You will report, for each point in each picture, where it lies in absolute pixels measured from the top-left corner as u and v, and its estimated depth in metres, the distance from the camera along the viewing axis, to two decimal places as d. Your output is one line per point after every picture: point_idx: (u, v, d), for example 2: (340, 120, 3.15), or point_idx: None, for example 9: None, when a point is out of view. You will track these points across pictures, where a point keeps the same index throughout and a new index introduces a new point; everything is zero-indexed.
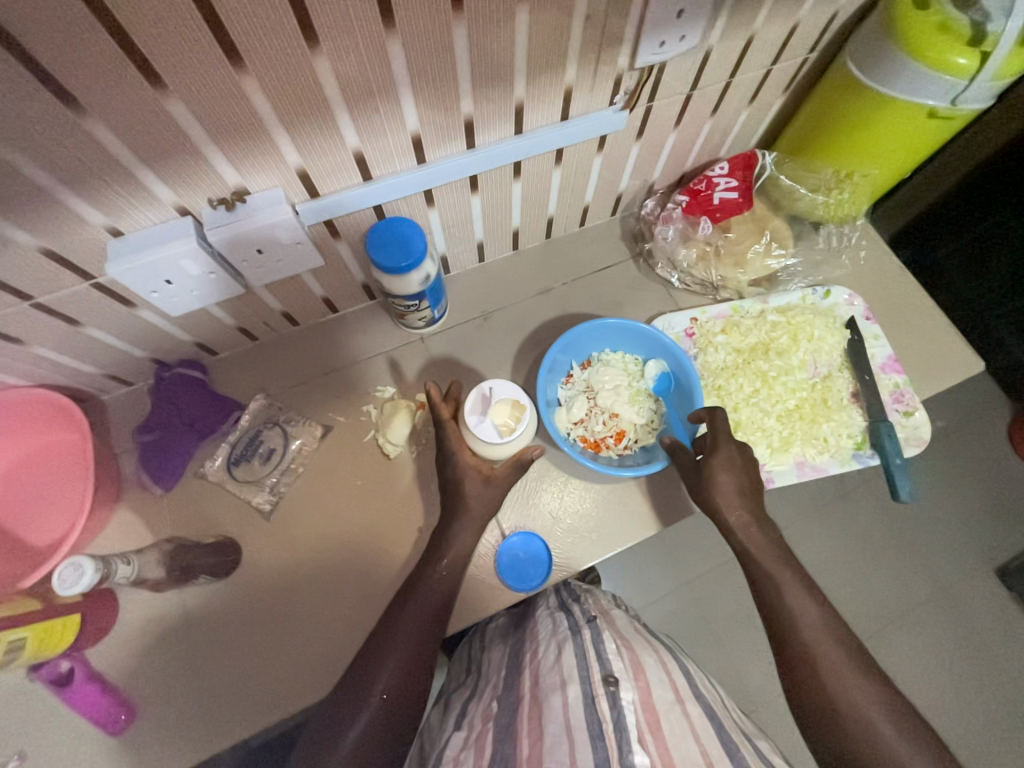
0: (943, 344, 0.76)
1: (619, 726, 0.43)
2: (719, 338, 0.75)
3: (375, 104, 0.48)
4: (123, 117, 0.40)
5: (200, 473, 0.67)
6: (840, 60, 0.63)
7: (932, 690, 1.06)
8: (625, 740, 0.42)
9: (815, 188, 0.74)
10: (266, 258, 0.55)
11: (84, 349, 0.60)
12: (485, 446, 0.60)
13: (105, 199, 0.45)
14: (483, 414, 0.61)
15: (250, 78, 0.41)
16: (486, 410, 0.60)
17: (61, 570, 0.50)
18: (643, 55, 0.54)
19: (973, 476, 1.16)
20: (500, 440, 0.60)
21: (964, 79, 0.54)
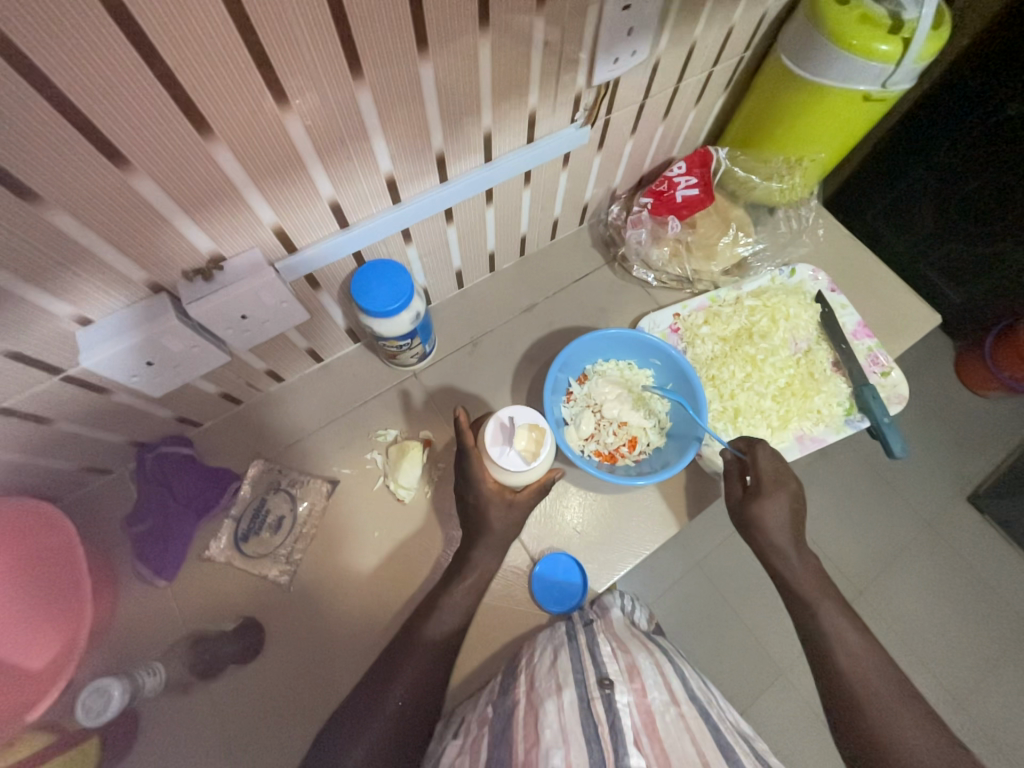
0: (903, 304, 0.81)
1: (614, 730, 0.43)
2: (704, 330, 0.78)
3: (348, 152, 0.47)
4: (85, 201, 0.37)
5: (206, 556, 0.63)
6: (773, 56, 0.67)
7: (940, 623, 1.12)
8: (621, 742, 0.42)
9: (769, 176, 0.78)
10: (251, 322, 0.53)
11: (56, 444, 0.55)
12: (509, 473, 0.59)
13: (70, 287, 0.42)
14: (506, 443, 0.59)
15: (219, 143, 0.39)
16: (509, 440, 0.58)
17: (87, 697, 0.52)
18: (600, 73, 0.55)
19: (938, 417, 1.24)
20: (526, 468, 0.58)
21: (891, 64, 0.58)
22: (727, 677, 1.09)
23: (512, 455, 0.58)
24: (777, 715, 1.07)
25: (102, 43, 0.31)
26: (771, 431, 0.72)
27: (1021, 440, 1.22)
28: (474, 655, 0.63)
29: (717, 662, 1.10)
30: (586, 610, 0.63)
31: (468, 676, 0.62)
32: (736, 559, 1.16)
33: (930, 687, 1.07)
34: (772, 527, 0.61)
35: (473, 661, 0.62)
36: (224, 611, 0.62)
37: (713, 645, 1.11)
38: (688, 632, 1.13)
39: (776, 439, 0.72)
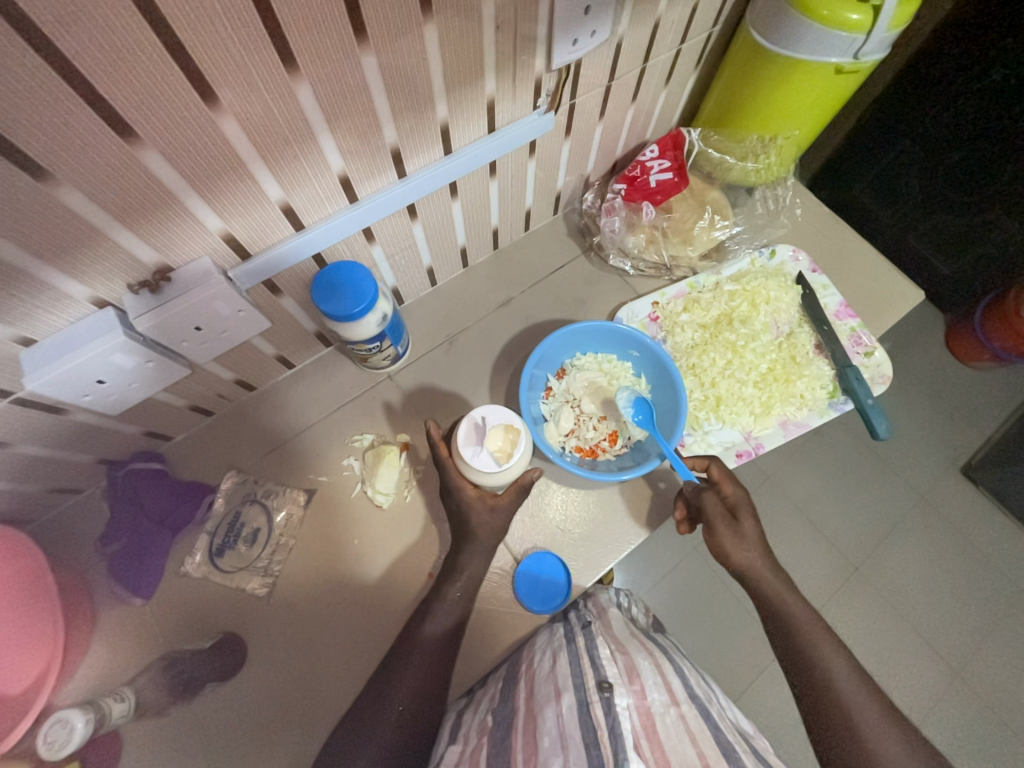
0: (885, 281, 0.80)
1: (613, 732, 0.42)
2: (683, 318, 0.76)
3: (294, 152, 0.44)
4: (8, 219, 0.35)
5: (181, 572, 0.62)
6: (743, 30, 0.65)
7: (934, 596, 1.12)
8: (620, 747, 0.41)
9: (744, 155, 0.75)
10: (207, 333, 0.51)
11: (17, 468, 0.53)
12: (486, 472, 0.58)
13: (6, 309, 0.40)
14: (480, 445, 0.57)
15: (148, 149, 0.37)
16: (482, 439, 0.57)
17: (48, 730, 0.49)
18: (559, 55, 0.53)
19: (927, 391, 1.24)
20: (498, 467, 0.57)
21: (861, 34, 0.56)
22: (724, 660, 1.10)
23: (487, 457, 0.57)
24: (778, 696, 1.07)
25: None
26: (753, 418, 0.71)
27: (1010, 409, 1.21)
28: (462, 658, 0.62)
29: (714, 646, 1.11)
30: (581, 609, 0.63)
31: (457, 679, 0.62)
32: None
33: (926, 660, 1.08)
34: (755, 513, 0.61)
35: (462, 663, 0.62)
36: (204, 627, 0.61)
37: (711, 630, 1.12)
38: (684, 618, 1.13)
39: (759, 426, 0.71)
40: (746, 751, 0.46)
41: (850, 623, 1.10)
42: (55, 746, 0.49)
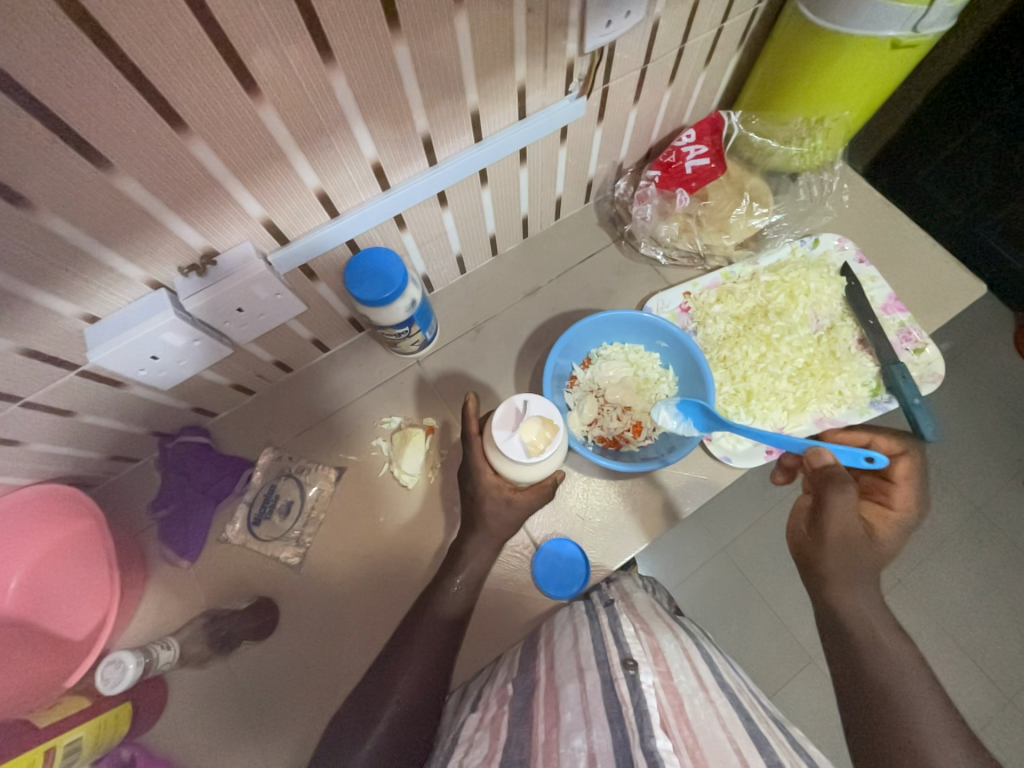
0: (941, 273, 0.75)
1: (639, 711, 0.42)
2: (716, 309, 0.74)
3: (329, 141, 0.46)
4: (75, 204, 0.39)
5: (223, 538, 0.66)
6: (791, 5, 0.61)
7: (982, 611, 1.05)
8: (646, 724, 0.40)
9: (787, 139, 0.72)
10: (248, 314, 0.54)
11: (82, 436, 0.59)
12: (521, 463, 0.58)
13: (72, 289, 0.44)
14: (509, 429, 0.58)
15: (197, 139, 0.40)
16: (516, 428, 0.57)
17: (104, 669, 0.52)
18: (592, 38, 0.52)
19: (988, 394, 1.15)
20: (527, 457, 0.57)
21: (922, 5, 0.52)
22: (749, 663, 1.07)
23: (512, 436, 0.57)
24: (803, 701, 1.04)
25: (65, 44, 0.31)
26: (786, 414, 0.68)
27: None
28: (480, 636, 0.64)
29: (738, 647, 1.08)
30: (604, 589, 0.63)
31: (476, 657, 0.63)
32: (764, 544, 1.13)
33: (973, 680, 1.02)
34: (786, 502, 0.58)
35: (481, 642, 0.64)
36: (242, 590, 0.65)
37: (736, 631, 1.09)
38: (707, 618, 1.11)
39: (792, 422, 0.68)
40: (782, 744, 0.44)
41: None
42: (110, 684, 0.52)
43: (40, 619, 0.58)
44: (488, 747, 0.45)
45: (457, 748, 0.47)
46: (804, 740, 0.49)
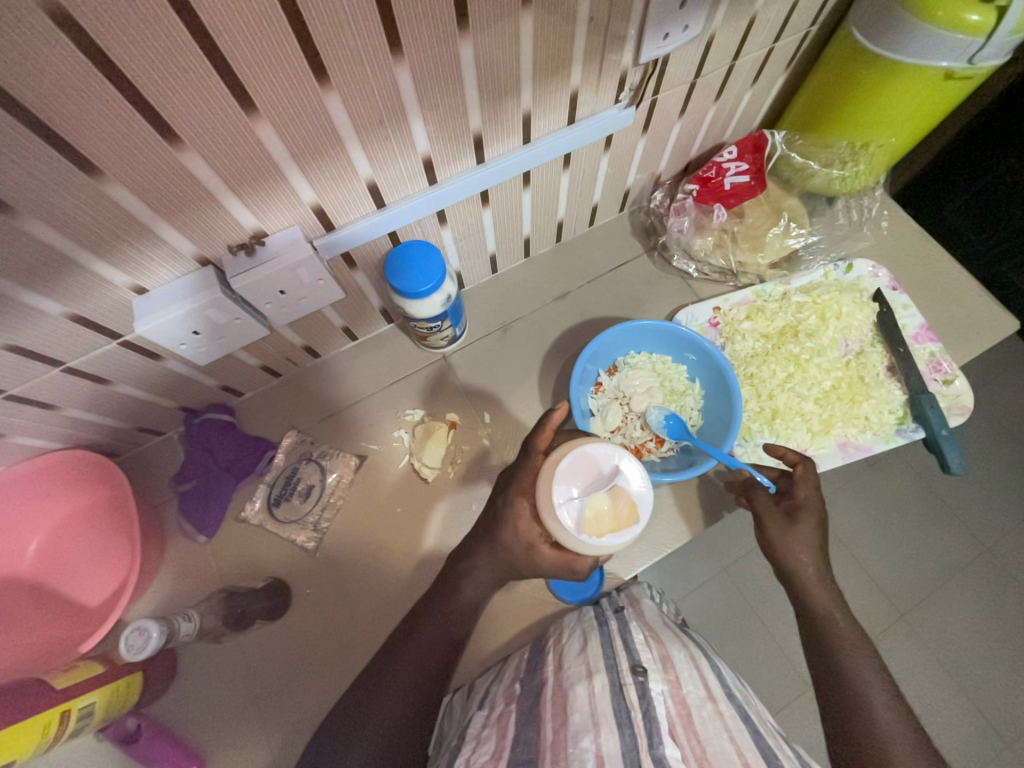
0: (976, 307, 0.74)
1: (647, 717, 0.43)
2: (745, 326, 0.74)
3: (386, 132, 0.47)
4: (140, 176, 0.40)
5: (241, 517, 0.67)
6: (844, 30, 0.62)
7: (989, 653, 1.04)
8: (655, 731, 0.41)
9: (829, 161, 0.71)
10: (289, 297, 0.55)
11: (114, 405, 0.60)
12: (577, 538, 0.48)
13: (125, 258, 0.45)
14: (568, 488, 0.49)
15: (262, 120, 0.40)
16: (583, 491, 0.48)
17: (128, 635, 0.52)
18: (648, 49, 0.53)
19: (1010, 434, 1.14)
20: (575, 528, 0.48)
21: (981, 37, 0.52)
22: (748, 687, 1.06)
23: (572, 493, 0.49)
24: (800, 729, 1.03)
25: (155, 21, 0.32)
26: (810, 436, 0.68)
27: None
28: (488, 635, 0.64)
29: (738, 669, 1.07)
30: (614, 597, 0.63)
31: (481, 656, 0.63)
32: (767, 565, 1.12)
33: (975, 725, 1.00)
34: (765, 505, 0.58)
35: (488, 641, 0.64)
36: (256, 570, 0.65)
37: (736, 653, 1.08)
38: (708, 637, 1.10)
39: (816, 445, 0.68)
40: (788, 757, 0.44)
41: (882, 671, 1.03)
42: (134, 650, 0.52)
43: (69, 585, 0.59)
44: (497, 745, 0.45)
45: (465, 745, 0.47)
46: (811, 759, 0.48)
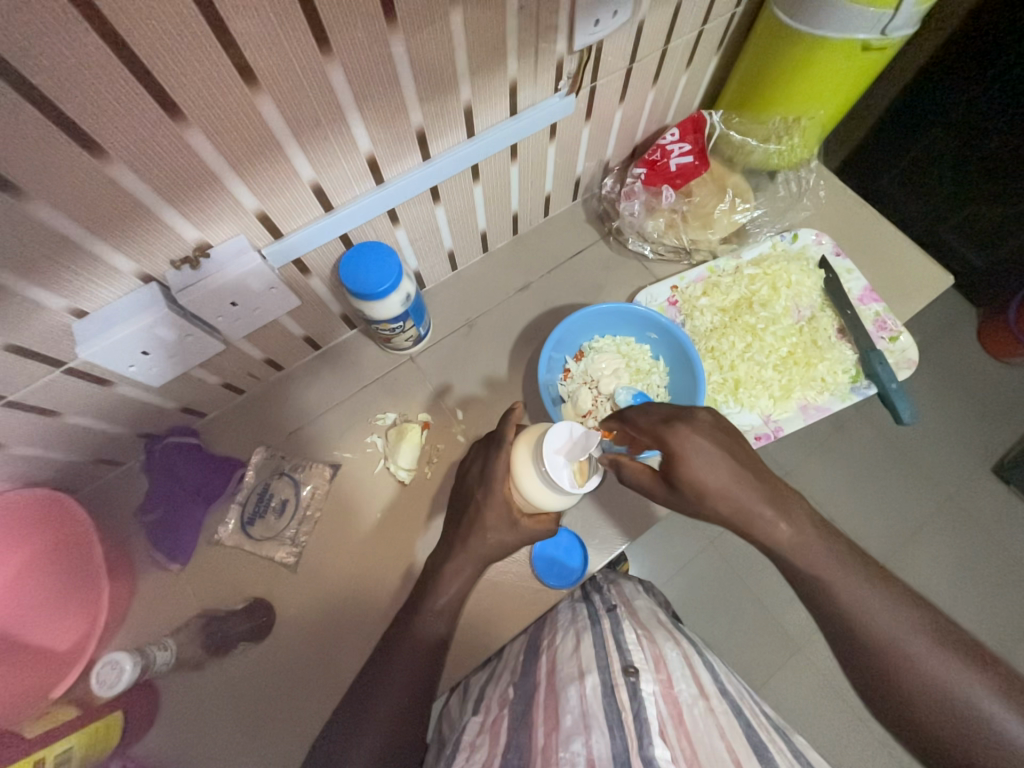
0: (914, 266, 0.78)
1: (638, 718, 0.42)
2: (702, 302, 0.76)
3: (325, 133, 0.46)
4: (66, 193, 0.38)
5: (215, 540, 0.65)
6: (766, 10, 0.64)
7: (957, 591, 1.10)
8: (645, 731, 0.41)
9: (767, 137, 0.74)
10: (241, 309, 0.54)
11: (65, 438, 0.57)
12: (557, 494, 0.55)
13: (59, 280, 0.43)
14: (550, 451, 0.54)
15: (193, 128, 0.39)
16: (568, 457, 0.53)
17: (100, 671, 0.52)
18: (580, 36, 0.54)
19: (959, 386, 1.20)
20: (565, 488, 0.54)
21: (889, 9, 0.55)
22: (739, 652, 1.09)
23: (559, 459, 0.53)
24: (792, 686, 1.07)
25: (62, 27, 0.30)
26: (773, 402, 0.70)
27: None
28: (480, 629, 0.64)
29: (729, 636, 1.10)
30: (605, 594, 0.65)
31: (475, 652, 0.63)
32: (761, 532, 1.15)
33: None
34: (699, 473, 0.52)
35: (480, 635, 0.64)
36: (237, 592, 0.64)
37: (726, 620, 1.11)
38: (698, 608, 1.12)
39: (778, 409, 0.70)
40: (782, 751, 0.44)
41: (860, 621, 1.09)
42: (107, 685, 0.52)
43: (22, 635, 0.54)
44: (489, 750, 0.45)
45: (458, 752, 0.47)
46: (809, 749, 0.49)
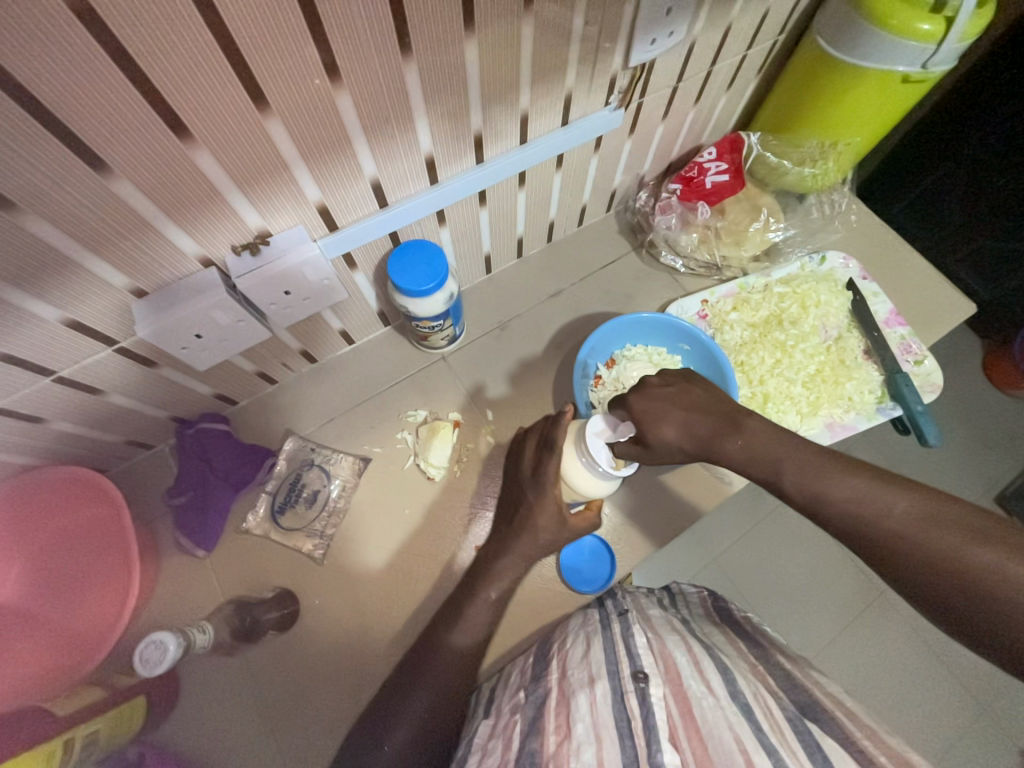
0: (937, 294, 0.80)
1: (647, 725, 0.43)
2: (732, 317, 0.77)
3: (392, 131, 0.48)
4: (148, 173, 0.39)
5: (242, 529, 0.65)
6: (809, 39, 0.67)
7: None
8: (654, 738, 0.41)
9: (801, 160, 0.76)
10: (293, 298, 0.55)
11: (104, 417, 0.57)
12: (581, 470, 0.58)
13: (126, 258, 0.43)
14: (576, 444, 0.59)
15: (274, 118, 0.41)
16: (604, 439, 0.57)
17: (145, 649, 0.50)
18: (636, 54, 0.56)
19: (967, 416, 1.22)
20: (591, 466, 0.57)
21: (931, 44, 0.57)
22: None
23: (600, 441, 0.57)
24: None
25: (171, 10, 0.31)
26: (800, 418, 0.71)
27: None
28: (502, 631, 0.64)
29: None
30: (618, 598, 0.64)
31: (494, 653, 0.63)
32: (788, 546, 1.14)
33: (953, 692, 1.05)
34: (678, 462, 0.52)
35: (502, 637, 0.63)
36: (261, 582, 0.63)
37: None
38: None
39: (805, 426, 0.71)
40: (796, 742, 0.42)
41: (868, 646, 1.08)
42: (151, 664, 0.50)
43: (56, 611, 0.55)
44: (501, 759, 0.44)
45: (472, 755, 0.47)
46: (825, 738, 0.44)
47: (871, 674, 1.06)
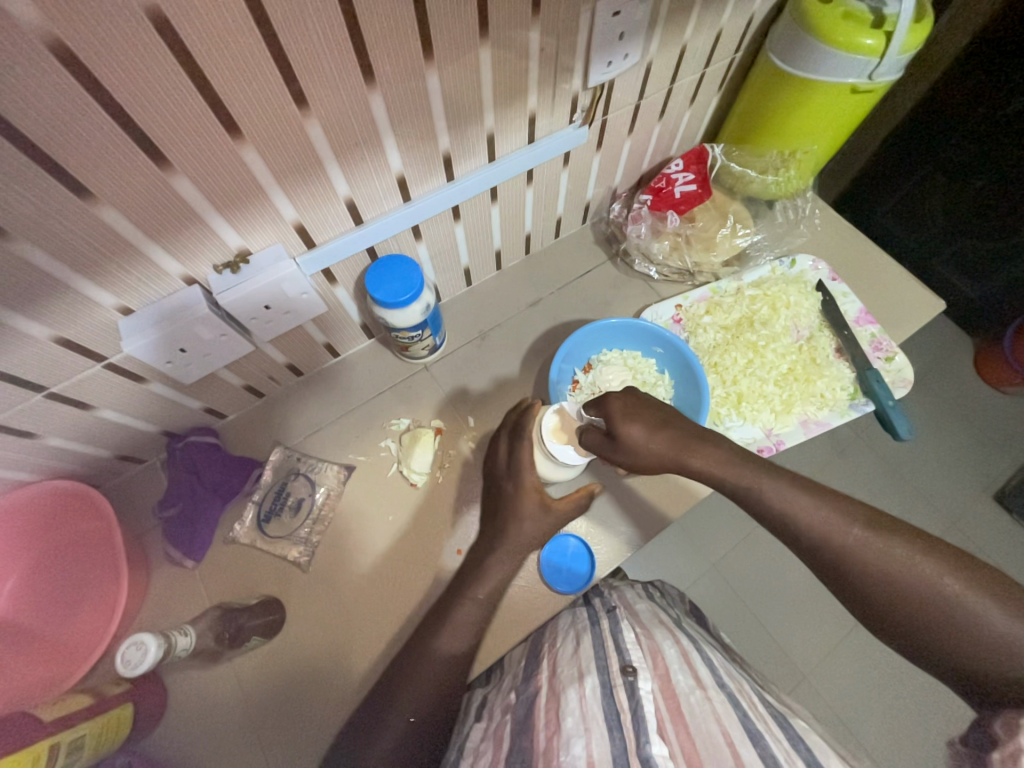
0: (904, 291, 0.82)
1: (636, 716, 0.42)
2: (705, 320, 0.80)
3: (362, 153, 0.51)
4: (130, 197, 0.42)
5: (230, 538, 0.67)
6: (763, 55, 0.70)
7: None
8: (642, 730, 0.41)
9: (764, 169, 0.80)
10: (274, 312, 0.58)
11: (97, 432, 0.60)
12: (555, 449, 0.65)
13: (113, 278, 0.46)
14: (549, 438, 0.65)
15: (248, 145, 0.44)
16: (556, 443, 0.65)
17: (126, 651, 0.50)
18: (594, 75, 0.59)
19: (958, 414, 1.23)
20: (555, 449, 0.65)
21: (875, 57, 0.60)
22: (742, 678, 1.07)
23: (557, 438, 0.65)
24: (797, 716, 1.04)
25: (141, 45, 0.34)
26: (774, 415, 0.73)
27: None
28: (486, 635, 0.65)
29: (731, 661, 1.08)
30: (605, 595, 0.65)
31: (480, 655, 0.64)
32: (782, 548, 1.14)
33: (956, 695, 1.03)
34: (652, 446, 0.55)
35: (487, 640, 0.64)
36: (250, 589, 0.65)
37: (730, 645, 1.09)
38: None
39: (779, 423, 0.73)
40: (781, 733, 0.43)
41: (865, 649, 1.07)
42: (132, 666, 0.50)
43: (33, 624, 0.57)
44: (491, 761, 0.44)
45: (463, 758, 0.46)
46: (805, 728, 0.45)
47: (869, 675, 1.05)
